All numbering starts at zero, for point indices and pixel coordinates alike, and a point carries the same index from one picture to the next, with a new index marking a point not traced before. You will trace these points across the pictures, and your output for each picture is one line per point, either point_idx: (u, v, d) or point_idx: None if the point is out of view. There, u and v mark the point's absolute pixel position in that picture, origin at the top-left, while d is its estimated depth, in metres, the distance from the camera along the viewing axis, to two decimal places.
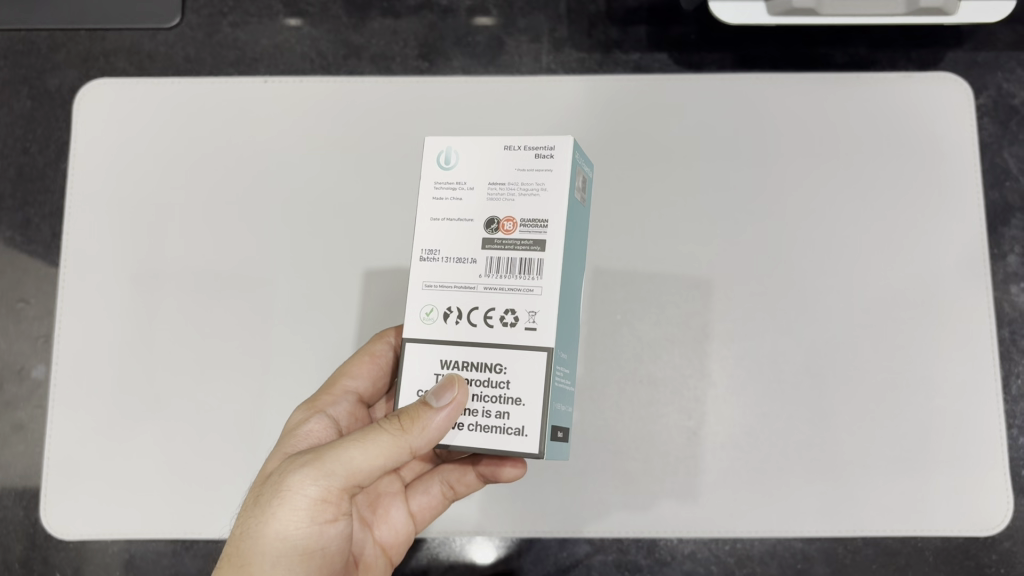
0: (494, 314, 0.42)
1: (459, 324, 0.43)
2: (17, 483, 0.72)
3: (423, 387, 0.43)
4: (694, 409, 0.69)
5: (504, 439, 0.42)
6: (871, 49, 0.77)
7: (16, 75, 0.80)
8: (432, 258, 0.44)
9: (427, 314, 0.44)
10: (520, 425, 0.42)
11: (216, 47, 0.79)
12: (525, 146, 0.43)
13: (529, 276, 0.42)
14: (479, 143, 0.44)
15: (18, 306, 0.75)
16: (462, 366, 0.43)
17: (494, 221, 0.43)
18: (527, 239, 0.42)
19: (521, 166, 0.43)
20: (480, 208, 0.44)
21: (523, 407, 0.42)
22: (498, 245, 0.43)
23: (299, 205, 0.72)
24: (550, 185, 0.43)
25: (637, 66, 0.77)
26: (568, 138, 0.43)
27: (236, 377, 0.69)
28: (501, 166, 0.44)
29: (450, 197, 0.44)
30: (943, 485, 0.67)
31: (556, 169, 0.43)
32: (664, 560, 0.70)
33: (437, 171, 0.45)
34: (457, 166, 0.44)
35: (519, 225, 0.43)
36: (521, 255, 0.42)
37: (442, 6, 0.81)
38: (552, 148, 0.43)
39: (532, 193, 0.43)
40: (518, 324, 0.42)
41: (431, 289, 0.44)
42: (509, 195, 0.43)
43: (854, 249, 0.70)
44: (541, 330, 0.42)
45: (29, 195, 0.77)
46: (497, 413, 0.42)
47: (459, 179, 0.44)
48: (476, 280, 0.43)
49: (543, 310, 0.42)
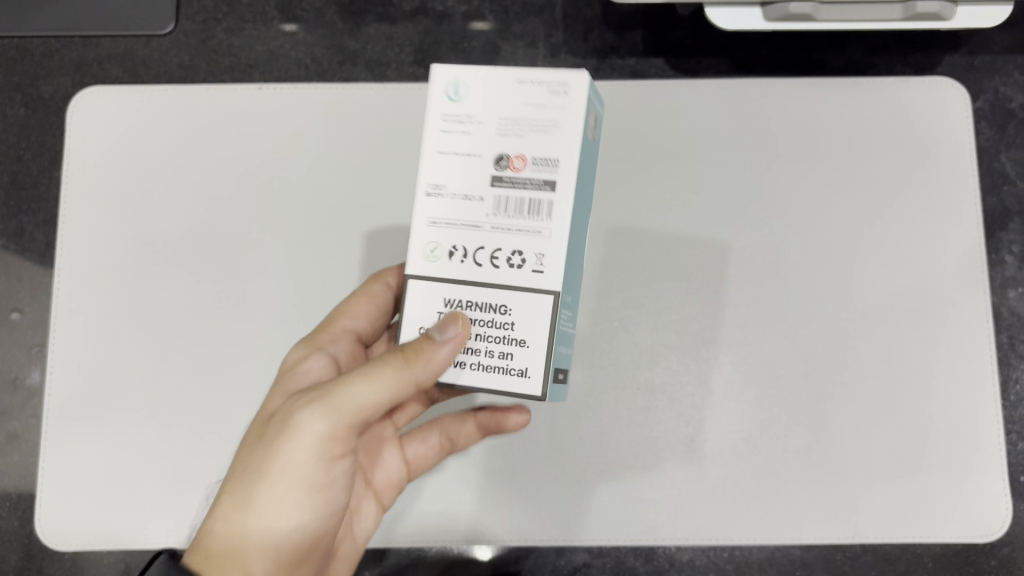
0: (500, 255, 0.42)
1: (464, 263, 0.42)
2: (12, 493, 0.71)
3: (427, 324, 0.43)
4: (692, 415, 0.68)
5: (507, 381, 0.42)
6: (867, 53, 0.76)
7: (10, 82, 0.79)
8: (436, 192, 0.42)
9: (431, 251, 0.42)
10: (523, 367, 0.41)
11: (209, 53, 0.78)
12: (539, 79, 0.41)
13: (538, 217, 0.41)
14: (490, 73, 0.42)
15: (13, 316, 0.74)
16: (466, 304, 0.42)
17: (504, 158, 0.41)
18: (537, 178, 0.41)
19: (534, 102, 0.41)
20: (490, 144, 0.42)
21: (527, 348, 0.41)
22: (507, 183, 0.41)
23: (294, 211, 0.72)
24: (563, 121, 0.41)
25: (632, 71, 0.77)
26: (584, 73, 0.41)
27: (233, 385, 0.69)
28: (512, 99, 0.41)
29: (457, 131, 0.42)
30: (941, 491, 0.67)
31: (570, 105, 0.41)
32: (661, 567, 0.70)
33: (445, 102, 0.42)
34: (467, 98, 0.42)
35: (529, 163, 0.41)
36: (531, 192, 0.41)
37: (438, 12, 0.79)
38: (567, 83, 0.41)
39: (544, 130, 0.41)
40: (524, 266, 0.41)
41: (435, 226, 0.42)
42: (519, 131, 0.41)
43: (851, 253, 0.70)
44: (549, 271, 0.41)
45: (24, 202, 0.76)
46: (500, 354, 0.42)
47: (469, 112, 0.42)
48: (483, 218, 0.42)
49: (551, 253, 0.41)
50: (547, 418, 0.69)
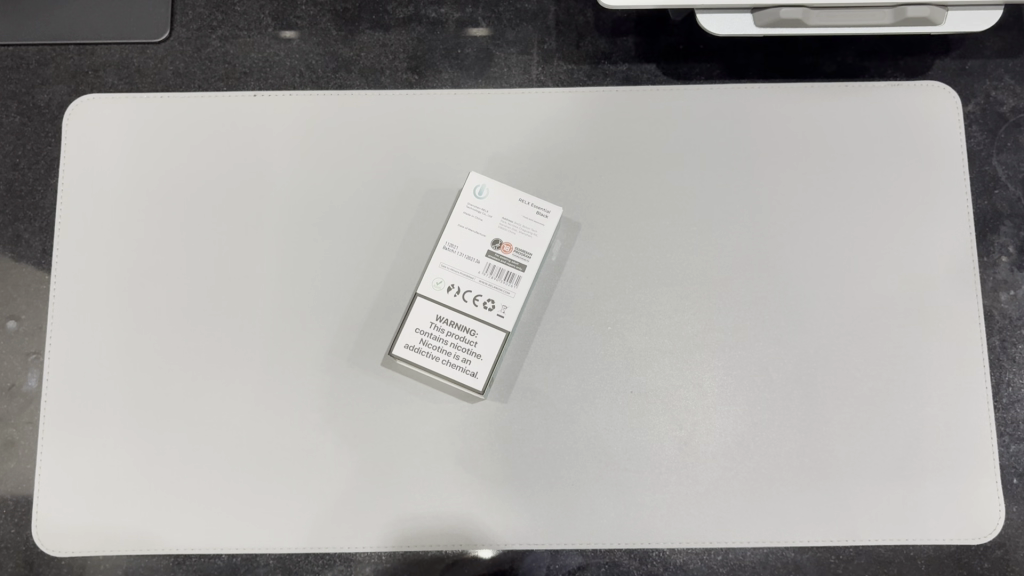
0: (480, 299, 0.65)
1: (457, 297, 0.65)
2: (8, 500, 0.71)
3: (420, 327, 0.65)
4: (685, 419, 0.69)
5: (459, 375, 0.65)
6: (858, 58, 0.75)
7: (5, 90, 0.77)
8: (450, 248, 0.65)
9: (436, 283, 0.65)
10: (474, 370, 0.65)
11: (204, 61, 0.77)
12: (533, 204, 0.66)
13: (509, 283, 0.65)
14: (504, 188, 0.66)
15: (9, 324, 0.74)
16: (449, 321, 0.65)
17: (498, 242, 0.65)
18: (515, 261, 0.65)
19: (526, 215, 0.65)
20: (492, 231, 0.65)
21: (481, 359, 0.65)
22: (497, 257, 0.65)
23: (288, 219, 0.72)
24: (540, 233, 0.65)
25: (625, 77, 0.76)
26: (559, 209, 0.66)
27: (230, 391, 0.70)
28: (514, 208, 0.65)
29: (474, 215, 0.65)
30: (931, 492, 0.68)
31: (546, 225, 0.65)
32: (656, 571, 0.70)
33: (471, 197, 0.66)
34: (485, 199, 0.66)
35: (513, 250, 0.65)
36: (510, 269, 0.65)
37: (431, 18, 0.78)
38: (548, 212, 0.65)
39: (529, 234, 0.65)
40: (493, 310, 0.65)
41: (444, 269, 0.65)
42: (512, 228, 0.65)
43: (842, 257, 0.71)
44: (507, 319, 0.65)
45: (20, 210, 0.75)
46: (463, 356, 0.65)
47: (484, 207, 0.65)
48: (475, 273, 0.65)
49: (511, 307, 0.65)
50: (542, 422, 0.69)
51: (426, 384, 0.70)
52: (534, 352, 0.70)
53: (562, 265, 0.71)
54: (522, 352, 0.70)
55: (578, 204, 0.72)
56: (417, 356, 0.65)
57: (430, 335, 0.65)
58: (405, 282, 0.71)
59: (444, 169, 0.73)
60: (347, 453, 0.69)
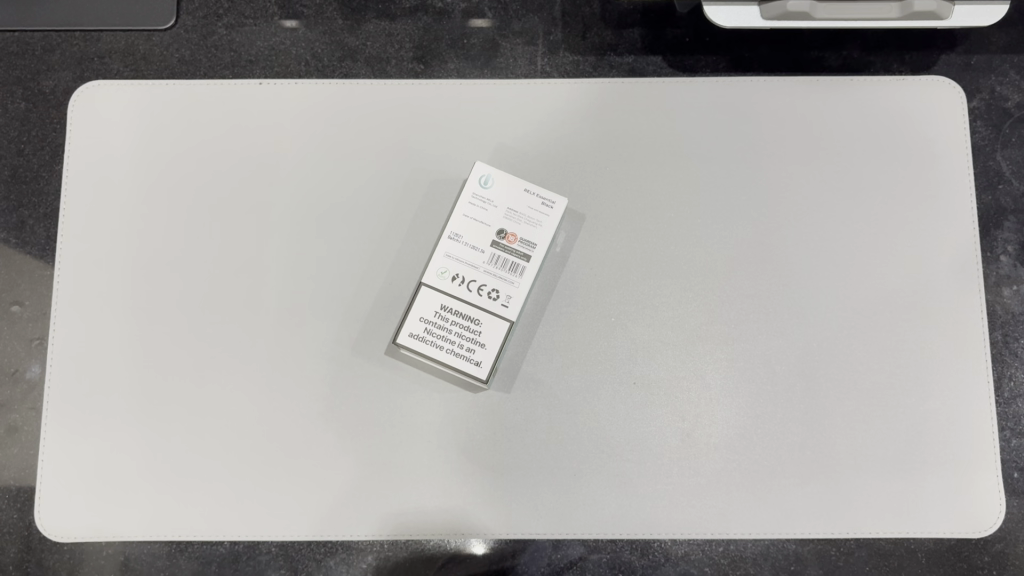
0: (484, 289, 0.65)
1: (461, 287, 0.65)
2: (10, 486, 0.71)
3: (425, 317, 0.65)
4: (687, 411, 0.69)
5: (463, 364, 0.65)
6: (864, 52, 0.75)
7: (9, 76, 0.77)
8: (455, 238, 0.65)
9: (441, 272, 0.65)
10: (479, 360, 0.65)
11: (210, 48, 0.77)
12: (537, 194, 0.66)
13: (514, 273, 0.65)
14: (509, 179, 0.66)
15: (12, 309, 0.74)
16: (454, 311, 0.65)
17: (503, 232, 0.65)
18: (520, 252, 0.65)
19: (530, 205, 0.65)
20: (497, 221, 0.65)
21: (485, 349, 0.65)
22: (501, 247, 0.65)
23: (292, 208, 0.72)
24: (545, 223, 0.65)
25: (630, 69, 0.76)
26: (563, 200, 0.66)
27: (232, 380, 0.70)
28: (519, 198, 0.65)
29: (479, 205, 0.65)
30: (933, 486, 0.68)
31: (551, 216, 0.65)
32: (657, 562, 0.70)
33: (476, 187, 0.65)
34: (490, 189, 0.65)
35: (518, 240, 0.65)
36: (515, 259, 0.65)
37: (438, 8, 0.78)
38: (552, 203, 0.65)
39: (534, 224, 0.65)
40: (497, 300, 0.65)
41: (449, 258, 0.65)
42: (517, 218, 0.65)
43: (845, 250, 0.71)
44: (511, 309, 0.65)
45: (25, 197, 0.75)
46: (467, 346, 0.65)
47: (489, 197, 0.65)
48: (480, 263, 0.65)
49: (515, 297, 0.65)
50: (545, 414, 0.69)
51: (429, 374, 0.70)
52: (538, 343, 0.70)
53: (567, 256, 0.71)
54: (526, 343, 0.70)
55: (581, 196, 0.72)
56: (421, 345, 0.65)
57: (435, 324, 0.65)
58: (409, 271, 0.71)
59: (449, 159, 0.73)
60: (350, 442, 0.69)
